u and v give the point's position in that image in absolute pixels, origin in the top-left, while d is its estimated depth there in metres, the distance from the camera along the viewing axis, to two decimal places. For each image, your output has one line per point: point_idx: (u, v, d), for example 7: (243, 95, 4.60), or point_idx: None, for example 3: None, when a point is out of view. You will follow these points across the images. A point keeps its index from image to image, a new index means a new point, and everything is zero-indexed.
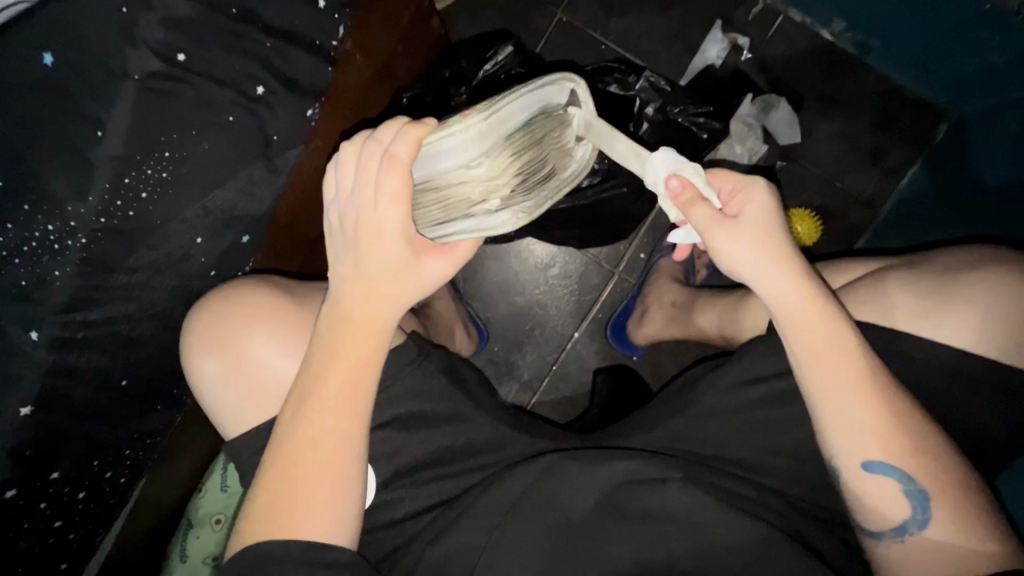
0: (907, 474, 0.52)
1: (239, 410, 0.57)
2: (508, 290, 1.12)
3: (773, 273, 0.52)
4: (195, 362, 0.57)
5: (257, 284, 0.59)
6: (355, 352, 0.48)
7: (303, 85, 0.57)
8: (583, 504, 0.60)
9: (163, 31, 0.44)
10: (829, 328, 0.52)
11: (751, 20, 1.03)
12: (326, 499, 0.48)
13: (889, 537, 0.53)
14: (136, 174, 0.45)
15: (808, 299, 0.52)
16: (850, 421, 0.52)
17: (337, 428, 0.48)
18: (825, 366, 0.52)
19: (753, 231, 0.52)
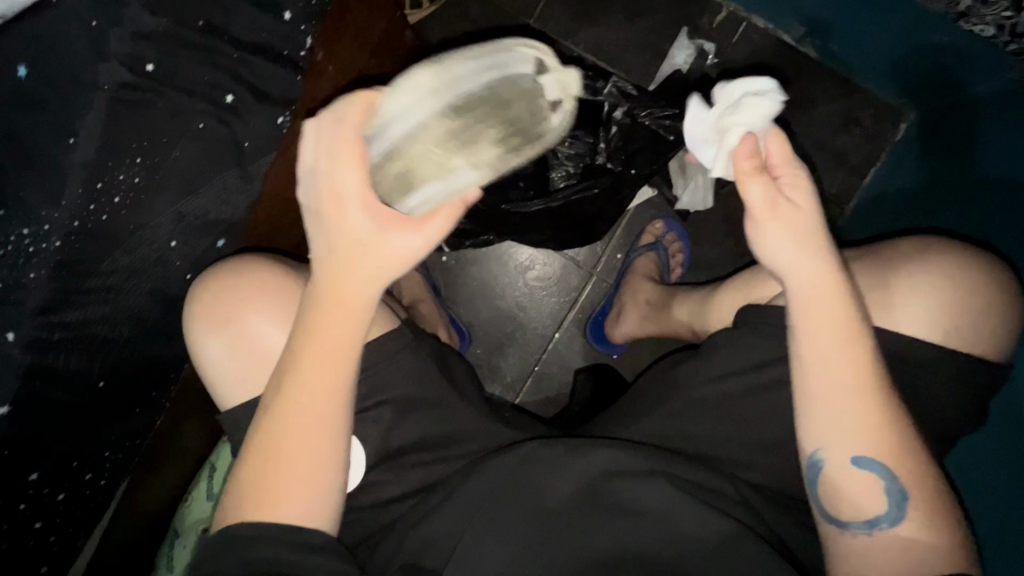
0: (890, 470, 0.54)
1: (241, 379, 0.59)
2: (490, 293, 1.15)
3: (800, 256, 0.53)
4: (202, 335, 0.59)
5: (266, 269, 0.61)
6: (332, 337, 0.48)
7: (272, 95, 0.59)
8: (558, 493, 0.61)
9: (131, 45, 0.46)
10: (837, 312, 0.53)
11: (716, 27, 1.07)
12: (300, 489, 0.49)
13: (855, 528, 0.55)
14: (109, 179, 0.48)
15: (823, 284, 0.53)
16: (829, 402, 0.54)
17: (314, 414, 0.49)
18: (820, 347, 0.54)
19: (803, 223, 0.53)
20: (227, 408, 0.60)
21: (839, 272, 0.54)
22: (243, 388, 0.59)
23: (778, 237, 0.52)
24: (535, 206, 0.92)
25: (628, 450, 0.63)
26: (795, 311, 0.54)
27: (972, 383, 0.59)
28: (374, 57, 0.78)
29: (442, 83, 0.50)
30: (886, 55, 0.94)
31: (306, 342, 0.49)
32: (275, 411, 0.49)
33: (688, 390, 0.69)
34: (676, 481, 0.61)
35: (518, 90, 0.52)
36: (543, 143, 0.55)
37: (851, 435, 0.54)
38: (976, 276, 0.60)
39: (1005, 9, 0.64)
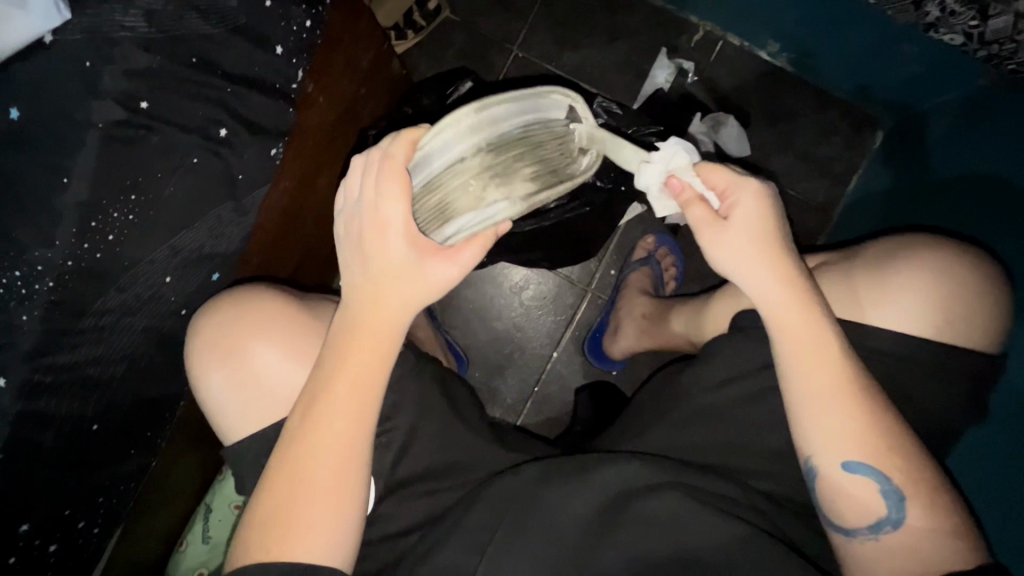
0: (882, 473, 0.53)
1: (247, 413, 0.59)
2: (486, 315, 1.14)
3: (757, 271, 0.54)
4: (203, 371, 0.59)
5: (266, 297, 0.61)
6: (364, 363, 0.49)
7: (268, 129, 0.57)
8: (571, 514, 0.60)
9: (127, 81, 0.46)
10: (812, 326, 0.54)
11: (694, 46, 1.10)
12: (325, 527, 0.49)
13: (863, 535, 0.54)
14: (103, 218, 0.47)
15: (788, 298, 0.54)
16: (836, 422, 0.53)
17: (338, 442, 0.49)
18: (801, 355, 0.54)
19: (745, 240, 0.53)
20: (233, 442, 0.60)
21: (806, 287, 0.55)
22: (250, 422, 0.59)
23: (722, 251, 0.53)
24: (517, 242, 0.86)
25: (646, 463, 0.62)
26: (771, 325, 0.55)
27: (974, 382, 0.59)
28: (362, 86, 0.79)
29: (479, 122, 0.51)
30: (857, 67, 0.97)
31: (332, 371, 0.50)
32: (297, 445, 0.49)
33: (690, 401, 0.68)
34: (689, 491, 0.60)
35: (549, 133, 0.55)
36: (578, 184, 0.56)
37: (839, 438, 0.54)
38: (975, 274, 0.60)
39: (971, 17, 0.57)
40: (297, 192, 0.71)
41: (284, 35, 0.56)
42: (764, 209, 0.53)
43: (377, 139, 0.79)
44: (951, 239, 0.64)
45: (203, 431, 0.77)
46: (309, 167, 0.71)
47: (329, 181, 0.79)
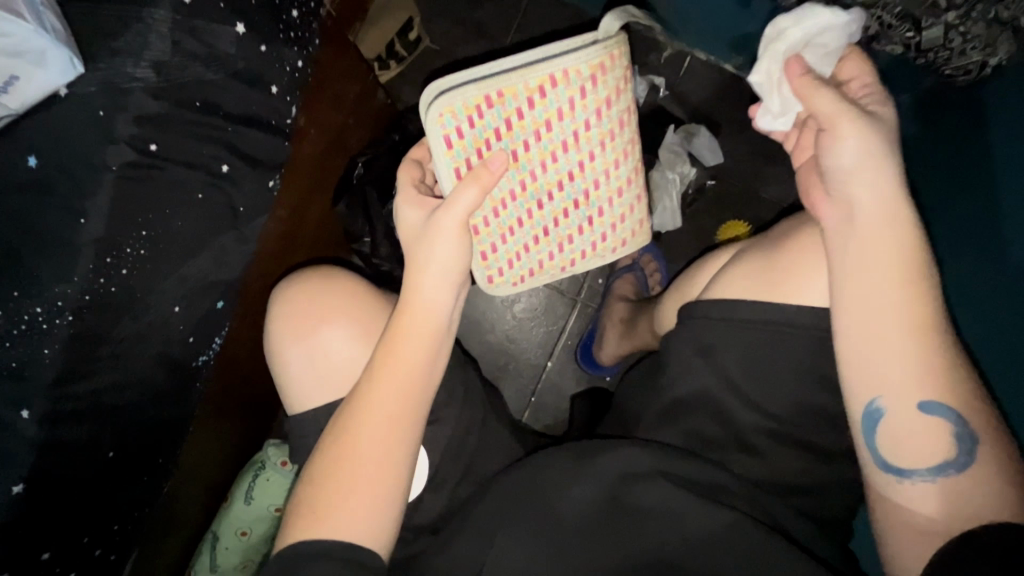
0: (960, 414, 0.50)
1: (312, 388, 0.68)
2: (479, 329, 1.17)
3: (876, 183, 0.53)
4: (283, 351, 0.69)
5: (335, 288, 0.70)
6: (407, 360, 0.58)
7: (263, 161, 0.61)
8: (570, 514, 0.63)
9: (137, 127, 0.48)
10: (896, 252, 0.52)
11: (663, 63, 1.15)
12: (361, 509, 0.55)
13: (920, 476, 0.51)
14: (117, 254, 0.49)
15: (882, 223, 0.53)
16: (904, 352, 0.51)
17: (379, 429, 0.56)
18: (874, 285, 0.52)
19: (882, 142, 0.53)
20: (297, 411, 0.69)
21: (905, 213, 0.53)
22: (311, 395, 0.68)
23: (851, 145, 0.53)
24: (631, 250, 0.77)
25: (648, 453, 0.64)
26: (847, 258, 0.54)
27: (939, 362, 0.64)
28: (349, 116, 0.83)
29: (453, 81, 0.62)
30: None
31: (379, 364, 0.58)
32: (343, 429, 0.57)
33: (666, 395, 0.69)
34: (682, 484, 0.63)
35: (534, 56, 0.59)
36: (563, 65, 0.59)
37: (913, 379, 0.51)
38: None
39: (906, 30, 0.68)
40: (290, 221, 0.75)
41: (279, 76, 0.60)
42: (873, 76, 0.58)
43: (367, 171, 0.89)
44: None
45: (207, 456, 0.79)
46: (300, 196, 0.76)
47: (322, 208, 0.85)
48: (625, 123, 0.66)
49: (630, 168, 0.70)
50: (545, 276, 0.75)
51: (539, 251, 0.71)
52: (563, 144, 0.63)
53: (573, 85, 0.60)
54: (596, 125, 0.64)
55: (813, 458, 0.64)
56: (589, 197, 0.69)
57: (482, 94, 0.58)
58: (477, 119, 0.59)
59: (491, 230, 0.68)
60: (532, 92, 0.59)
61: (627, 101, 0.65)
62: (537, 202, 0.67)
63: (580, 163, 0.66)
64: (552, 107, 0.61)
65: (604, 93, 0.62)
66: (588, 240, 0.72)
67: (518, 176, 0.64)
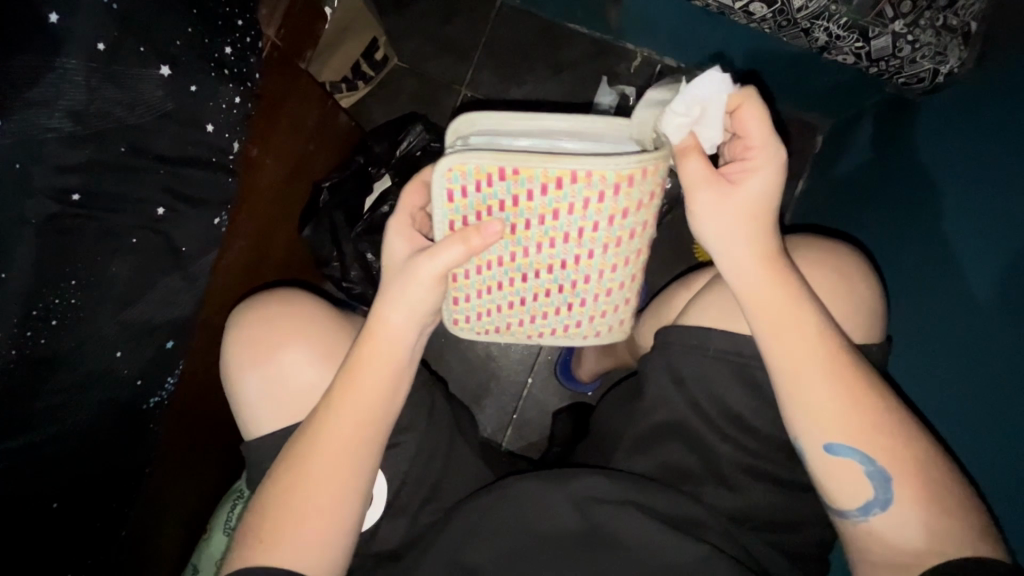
0: (865, 454, 0.53)
1: (268, 415, 0.66)
2: (458, 347, 1.16)
3: (749, 249, 0.55)
4: (239, 383, 0.67)
5: (298, 313, 0.69)
6: (370, 385, 0.56)
7: (204, 199, 0.61)
8: (529, 543, 0.61)
9: (59, 176, 0.47)
10: (790, 311, 0.55)
11: (633, 72, 1.08)
12: (313, 534, 0.54)
13: (855, 517, 0.54)
14: (45, 306, 0.48)
15: (770, 279, 0.55)
16: (812, 399, 0.54)
17: (338, 454, 0.55)
18: (776, 335, 0.55)
19: (744, 209, 0.55)
20: (250, 437, 0.68)
21: (782, 267, 0.55)
22: (266, 422, 0.66)
23: (703, 217, 0.56)
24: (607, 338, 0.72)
25: (612, 480, 0.63)
26: (747, 305, 0.56)
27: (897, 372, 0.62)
28: (310, 142, 0.83)
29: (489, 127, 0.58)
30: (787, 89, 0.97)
31: (340, 391, 0.56)
32: (301, 453, 0.56)
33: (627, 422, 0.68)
34: (645, 511, 0.61)
35: (573, 134, 0.57)
36: (590, 166, 0.54)
37: (824, 423, 0.54)
38: (854, 266, 0.65)
39: (855, 41, 0.67)
40: (249, 250, 0.76)
41: (213, 114, 0.60)
42: (768, 134, 0.54)
43: (332, 194, 0.87)
44: (830, 243, 0.67)
45: (177, 495, 0.78)
46: (257, 224, 0.76)
47: (289, 236, 0.86)
48: (637, 234, 0.61)
49: (629, 274, 0.65)
50: (509, 339, 0.72)
51: (510, 315, 0.68)
52: (564, 236, 0.60)
53: (593, 186, 0.56)
54: (604, 229, 0.59)
55: (782, 488, 0.63)
56: (575, 286, 0.65)
57: (498, 164, 0.54)
58: (486, 185, 0.56)
59: (469, 284, 0.64)
60: (548, 180, 0.55)
61: (648, 215, 0.60)
62: (522, 275, 0.64)
63: (576, 257, 0.62)
64: (564, 200, 0.57)
65: (623, 203, 0.58)
66: (561, 320, 0.68)
67: (509, 247, 0.61)
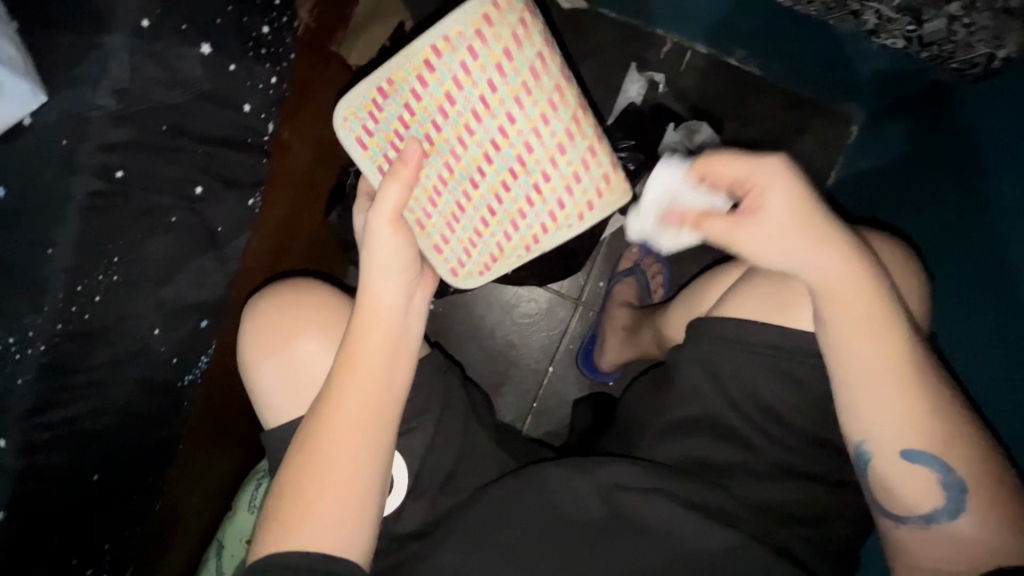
0: (943, 463, 0.51)
1: (285, 403, 0.65)
2: (479, 335, 1.16)
3: (816, 252, 0.51)
4: (259, 369, 0.66)
5: (316, 301, 0.68)
6: (371, 361, 0.55)
7: (241, 181, 0.63)
8: (555, 526, 0.61)
9: (100, 154, 0.47)
10: (873, 314, 0.51)
11: (663, 57, 1.04)
12: (335, 519, 0.54)
13: (913, 523, 0.53)
14: (88, 282, 0.49)
15: (853, 281, 0.51)
16: (889, 405, 0.51)
17: (351, 436, 0.54)
18: (853, 346, 0.52)
19: (784, 228, 0.50)
20: (269, 425, 0.67)
21: (870, 267, 0.51)
22: (284, 411, 0.66)
23: (756, 253, 0.51)
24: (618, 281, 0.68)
25: (638, 467, 0.63)
26: (824, 307, 0.52)
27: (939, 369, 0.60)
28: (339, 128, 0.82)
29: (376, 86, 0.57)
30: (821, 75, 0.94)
31: (343, 370, 0.55)
32: (316, 437, 0.54)
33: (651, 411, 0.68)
34: (673, 498, 0.61)
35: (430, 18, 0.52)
36: (441, 31, 0.50)
37: (901, 430, 0.52)
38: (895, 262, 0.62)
39: (907, 23, 0.65)
40: (276, 233, 0.76)
41: (251, 93, 0.62)
42: (758, 163, 0.51)
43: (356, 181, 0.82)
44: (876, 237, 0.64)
45: (206, 471, 0.79)
46: (283, 208, 0.76)
47: (315, 222, 0.83)
48: (541, 72, 0.52)
49: (569, 118, 0.54)
50: (511, 262, 0.61)
51: (493, 234, 0.58)
52: (474, 114, 0.53)
53: (459, 49, 0.51)
54: (502, 83, 0.52)
55: (812, 480, 0.62)
56: (528, 163, 0.55)
57: (375, 87, 0.53)
58: (380, 114, 0.54)
59: (435, 221, 0.58)
60: (419, 70, 0.52)
61: (538, 47, 0.52)
62: (470, 181, 0.56)
63: (503, 130, 0.53)
64: (446, 78, 0.52)
65: (498, 47, 0.51)
66: (544, 210, 0.57)
67: (440, 160, 0.55)
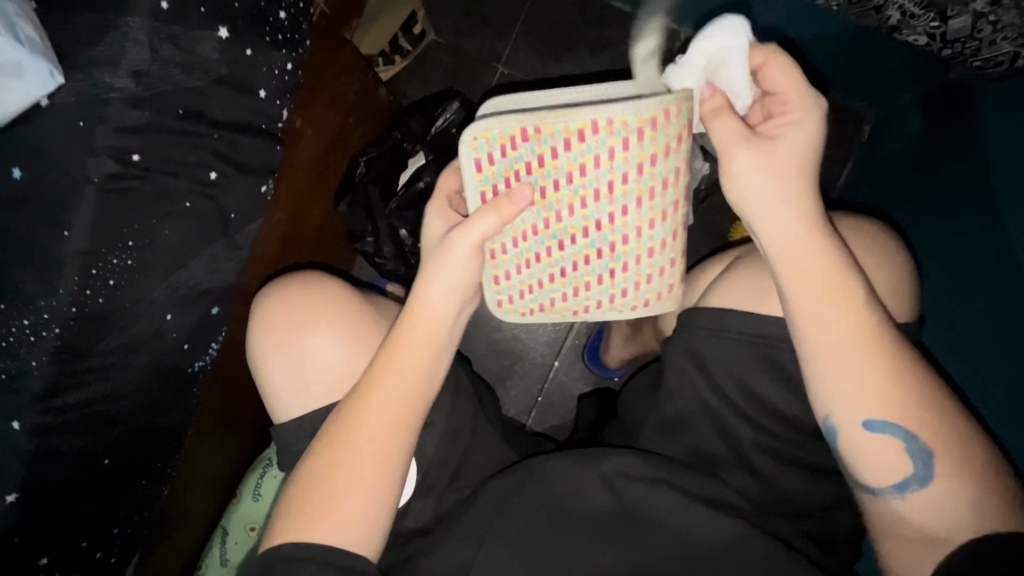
0: (907, 430, 0.50)
1: (295, 396, 0.65)
2: (484, 328, 1.15)
3: (787, 216, 0.52)
4: (268, 360, 0.66)
5: (330, 294, 0.67)
6: (412, 361, 0.56)
7: (254, 167, 0.62)
8: (562, 519, 0.61)
9: (117, 136, 0.49)
10: (827, 277, 0.51)
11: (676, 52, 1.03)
12: (351, 512, 0.53)
13: (889, 495, 0.52)
14: (103, 265, 0.50)
15: (808, 245, 0.52)
16: (847, 370, 0.51)
17: (381, 433, 0.54)
18: (809, 312, 0.52)
19: (785, 165, 0.52)
20: (280, 418, 0.66)
21: (824, 232, 0.52)
22: (294, 404, 0.65)
23: (744, 176, 0.52)
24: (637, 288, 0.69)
25: (646, 461, 0.63)
26: (780, 271, 0.53)
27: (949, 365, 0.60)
28: (348, 117, 0.81)
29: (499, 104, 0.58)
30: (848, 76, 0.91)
31: (382, 367, 0.56)
32: (344, 431, 0.55)
33: (659, 408, 0.68)
34: (682, 492, 0.61)
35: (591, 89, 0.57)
36: (610, 113, 0.54)
37: (860, 396, 0.51)
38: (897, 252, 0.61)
39: (931, 19, 0.64)
40: (287, 222, 0.76)
41: (266, 80, 0.60)
42: (807, 88, 0.52)
43: (369, 168, 0.84)
44: (873, 225, 0.64)
45: (211, 459, 0.79)
46: (297, 197, 0.76)
47: (323, 210, 0.84)
48: (671, 183, 0.60)
49: (669, 231, 0.62)
50: (555, 317, 0.68)
51: (553, 289, 0.65)
52: (595, 192, 0.58)
53: (618, 134, 0.55)
54: (634, 180, 0.58)
55: (819, 479, 0.62)
56: (616, 250, 0.62)
57: (520, 126, 0.55)
58: (510, 149, 0.56)
59: (506, 259, 0.62)
60: (570, 134, 0.55)
61: (679, 161, 0.59)
62: (559, 243, 0.61)
63: (611, 215, 0.60)
64: (589, 153, 0.56)
65: (651, 149, 0.56)
66: (606, 291, 0.65)
67: (543, 213, 0.59)
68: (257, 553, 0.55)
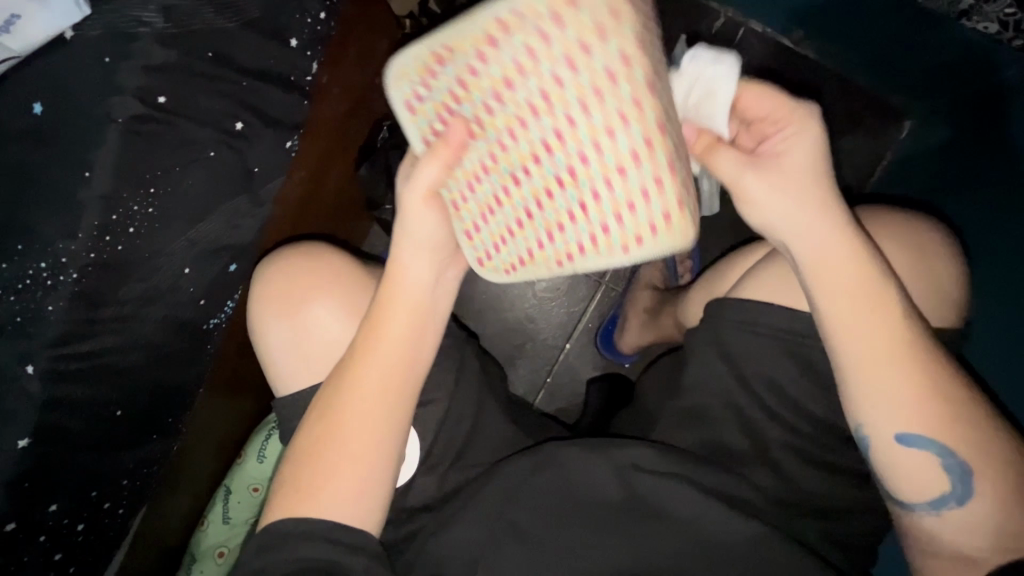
0: (945, 446, 0.48)
1: (297, 368, 0.63)
2: (497, 306, 1.14)
3: (813, 220, 0.50)
4: (270, 329, 0.64)
5: (330, 263, 0.65)
6: (398, 333, 0.53)
7: (279, 120, 0.60)
8: (572, 502, 0.60)
9: (143, 78, 0.48)
10: (860, 290, 0.49)
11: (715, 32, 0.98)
12: (347, 489, 0.52)
13: (924, 510, 0.51)
14: (124, 211, 0.49)
15: (843, 248, 0.50)
16: (883, 385, 0.49)
17: (369, 406, 0.53)
18: (843, 320, 0.50)
19: (795, 179, 0.50)
20: (281, 391, 0.65)
21: (860, 238, 0.50)
22: (295, 375, 0.63)
23: (757, 200, 0.50)
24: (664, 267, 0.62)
25: (661, 453, 0.61)
26: (812, 279, 0.51)
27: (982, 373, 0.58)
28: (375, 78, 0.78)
29: None
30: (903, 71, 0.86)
31: (366, 339, 0.54)
32: (334, 407, 0.53)
33: (678, 398, 0.66)
34: (695, 484, 0.60)
35: None
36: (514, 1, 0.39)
37: (894, 409, 0.49)
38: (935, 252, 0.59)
39: (1008, 6, 0.62)
40: (308, 184, 0.74)
41: (297, 28, 0.59)
42: (789, 102, 0.51)
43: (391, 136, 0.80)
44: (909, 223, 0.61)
45: (218, 420, 0.79)
46: (319, 158, 0.74)
47: (343, 174, 0.82)
48: (620, 74, 0.39)
49: (640, 137, 0.41)
50: (541, 275, 0.50)
51: (525, 239, 0.48)
52: (530, 108, 0.41)
53: (530, 27, 0.39)
54: (571, 80, 0.40)
55: (840, 479, 0.61)
56: (582, 175, 0.42)
57: (429, 50, 0.43)
58: (432, 83, 0.44)
59: (470, 209, 0.49)
60: (479, 42, 0.40)
61: (624, 42, 0.39)
62: (513, 180, 0.45)
63: (560, 133, 0.41)
64: (508, 61, 0.40)
65: (574, 36, 0.39)
66: (586, 230, 0.45)
67: (485, 147, 0.45)
68: (257, 527, 0.54)
